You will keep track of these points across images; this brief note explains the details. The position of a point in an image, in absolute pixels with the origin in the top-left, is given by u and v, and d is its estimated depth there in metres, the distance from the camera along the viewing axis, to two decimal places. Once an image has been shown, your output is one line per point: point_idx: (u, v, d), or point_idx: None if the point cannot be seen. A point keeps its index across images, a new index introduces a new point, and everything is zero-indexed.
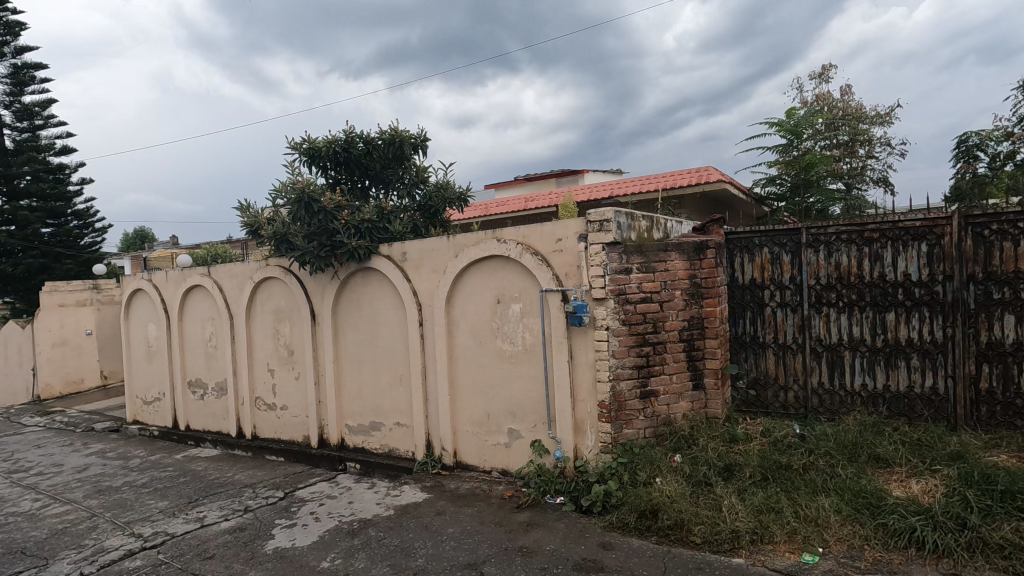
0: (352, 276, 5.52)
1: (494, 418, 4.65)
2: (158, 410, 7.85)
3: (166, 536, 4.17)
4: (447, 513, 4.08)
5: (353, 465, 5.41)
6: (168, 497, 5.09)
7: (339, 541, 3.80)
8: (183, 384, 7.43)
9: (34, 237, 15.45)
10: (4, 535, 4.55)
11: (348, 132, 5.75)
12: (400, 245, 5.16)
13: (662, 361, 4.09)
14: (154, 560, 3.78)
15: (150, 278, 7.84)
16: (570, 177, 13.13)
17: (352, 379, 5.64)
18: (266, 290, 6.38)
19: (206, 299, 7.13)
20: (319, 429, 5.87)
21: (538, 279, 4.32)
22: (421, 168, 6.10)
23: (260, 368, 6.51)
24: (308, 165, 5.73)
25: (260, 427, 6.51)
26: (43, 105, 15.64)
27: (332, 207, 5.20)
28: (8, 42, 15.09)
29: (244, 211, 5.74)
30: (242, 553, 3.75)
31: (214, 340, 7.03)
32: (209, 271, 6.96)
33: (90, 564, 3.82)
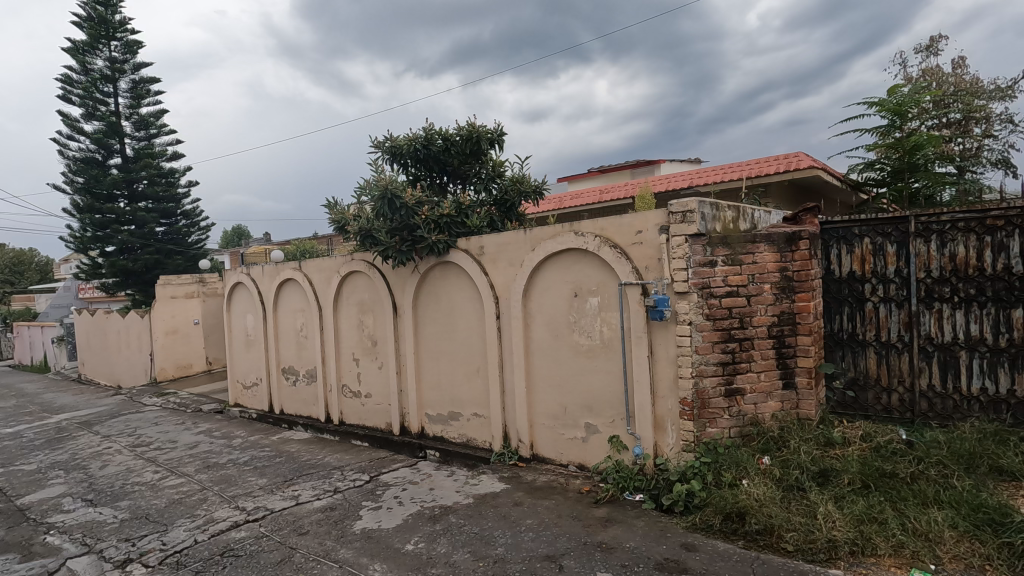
0: (432, 269, 5.68)
1: (571, 412, 4.63)
2: (255, 394, 8.49)
3: (266, 510, 4.50)
4: (525, 504, 4.11)
5: (432, 453, 5.59)
6: (266, 475, 5.49)
7: (422, 525, 3.94)
8: (277, 371, 7.97)
9: (150, 236, 17.17)
10: (131, 502, 5.10)
11: (427, 129, 5.89)
12: (478, 239, 5.24)
13: (749, 359, 3.90)
14: (256, 532, 4.10)
15: (249, 272, 8.46)
16: (645, 168, 12.81)
17: (431, 370, 5.81)
18: (351, 283, 6.70)
19: (297, 292, 7.59)
20: (400, 417, 6.11)
21: (616, 272, 4.23)
22: (497, 163, 6.16)
23: (346, 357, 6.86)
24: (390, 162, 5.94)
25: (346, 413, 6.87)
26: (156, 116, 17.25)
27: (413, 203, 5.34)
28: (128, 60, 16.77)
29: (332, 209, 6.07)
30: (334, 531, 3.98)
31: (304, 330, 7.48)
32: (300, 265, 7.41)
33: (202, 532, 4.20)
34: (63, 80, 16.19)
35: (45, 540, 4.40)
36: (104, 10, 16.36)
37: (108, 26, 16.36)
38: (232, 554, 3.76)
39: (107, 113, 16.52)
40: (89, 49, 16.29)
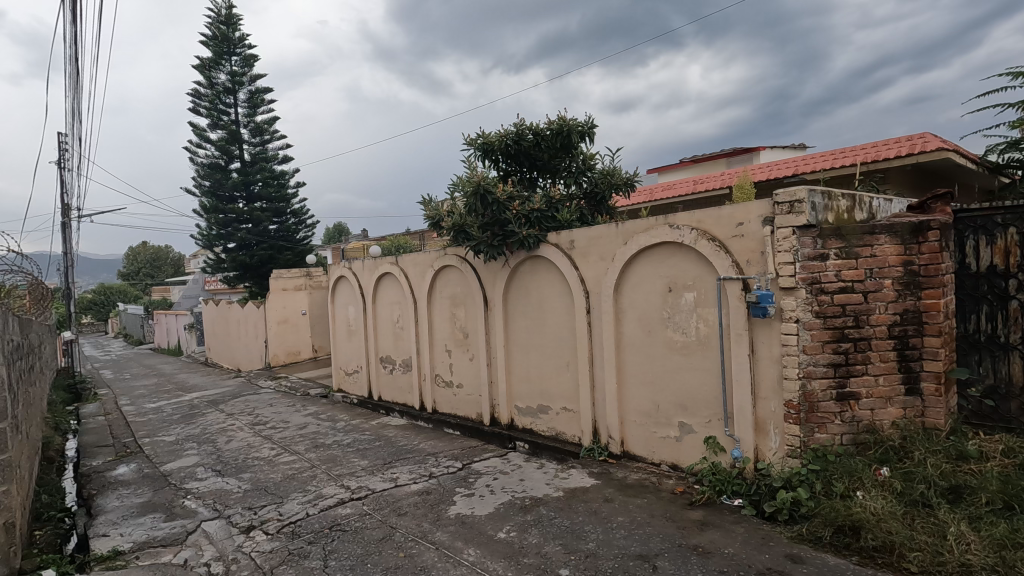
0: (522, 263, 5.74)
1: (664, 410, 4.51)
2: (356, 381, 9.05)
3: (368, 490, 4.80)
4: (616, 501, 4.06)
5: (522, 444, 5.67)
6: (368, 457, 5.84)
7: (514, 515, 4.01)
8: (376, 360, 8.45)
9: (264, 233, 18.79)
10: (252, 475, 5.64)
11: (518, 125, 5.96)
12: (568, 233, 5.23)
13: (865, 360, 3.59)
14: (360, 510, 4.38)
15: (351, 266, 9.01)
16: (743, 157, 12.11)
17: (521, 363, 5.89)
18: (444, 277, 6.93)
19: (394, 285, 7.99)
20: (491, 408, 6.25)
21: (714, 266, 4.05)
22: (587, 156, 6.10)
23: (439, 348, 7.12)
24: (482, 159, 6.06)
25: (439, 402, 7.14)
26: (270, 123, 18.79)
27: (505, 198, 5.41)
28: (246, 72, 18.40)
29: (427, 205, 6.31)
30: (430, 514, 4.17)
31: (401, 322, 7.86)
32: (397, 260, 7.77)
33: (313, 506, 4.56)
34: (193, 94, 18.06)
35: (184, 503, 4.98)
36: (226, 29, 18.05)
37: (230, 43, 18.05)
38: (339, 529, 4.05)
39: (228, 122, 18.24)
40: (214, 65, 18.03)
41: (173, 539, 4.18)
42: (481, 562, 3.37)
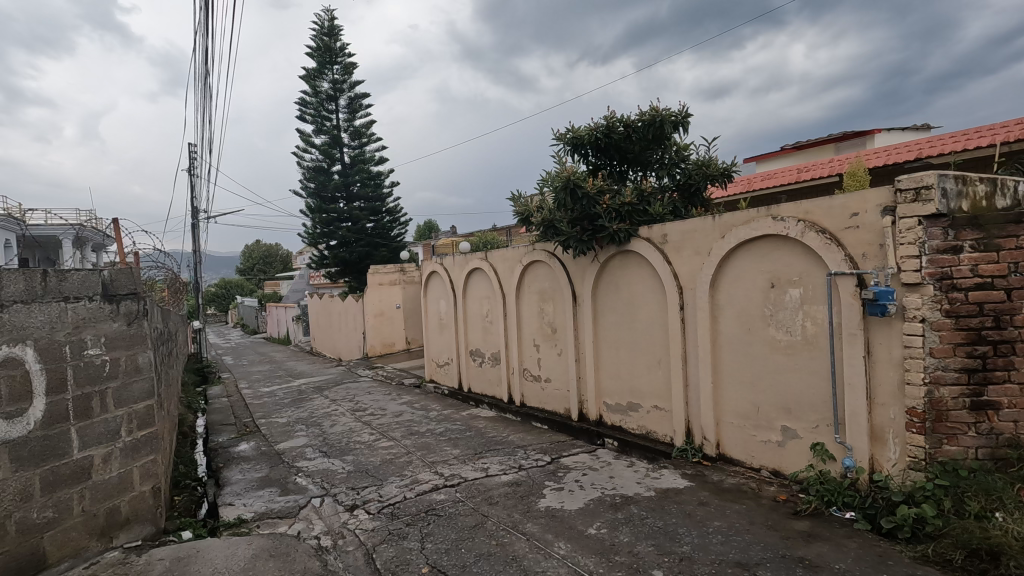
0: (612, 258, 5.66)
1: (765, 412, 4.27)
2: (447, 372, 9.38)
3: (461, 478, 4.97)
4: (712, 505, 3.91)
5: (611, 441, 5.61)
6: (459, 447, 6.04)
7: (604, 512, 3.99)
8: (466, 353, 8.70)
9: (362, 231, 19.93)
10: (355, 457, 6.02)
11: (609, 117, 5.86)
12: (661, 227, 5.08)
13: (1007, 366, 3.18)
14: (454, 497, 4.55)
15: (442, 262, 9.33)
16: (855, 141, 11.12)
17: (610, 359, 5.81)
18: (533, 272, 6.99)
19: (483, 280, 8.17)
20: (579, 404, 6.23)
21: (824, 261, 3.77)
22: (681, 146, 5.88)
23: (527, 343, 7.20)
24: (571, 153, 6.04)
25: (527, 396, 7.23)
26: (367, 126, 19.86)
27: (595, 192, 5.36)
28: (346, 80, 19.55)
29: (516, 201, 6.38)
30: (521, 505, 4.24)
31: (490, 316, 8.03)
32: (486, 255, 7.93)
33: (410, 490, 4.80)
34: (300, 103, 19.48)
35: (297, 480, 5.43)
36: (329, 40, 19.27)
37: (332, 53, 19.27)
38: (434, 514, 4.23)
39: (331, 128, 19.49)
40: (318, 75, 19.32)
41: (288, 512, 4.57)
42: (572, 556, 3.38)
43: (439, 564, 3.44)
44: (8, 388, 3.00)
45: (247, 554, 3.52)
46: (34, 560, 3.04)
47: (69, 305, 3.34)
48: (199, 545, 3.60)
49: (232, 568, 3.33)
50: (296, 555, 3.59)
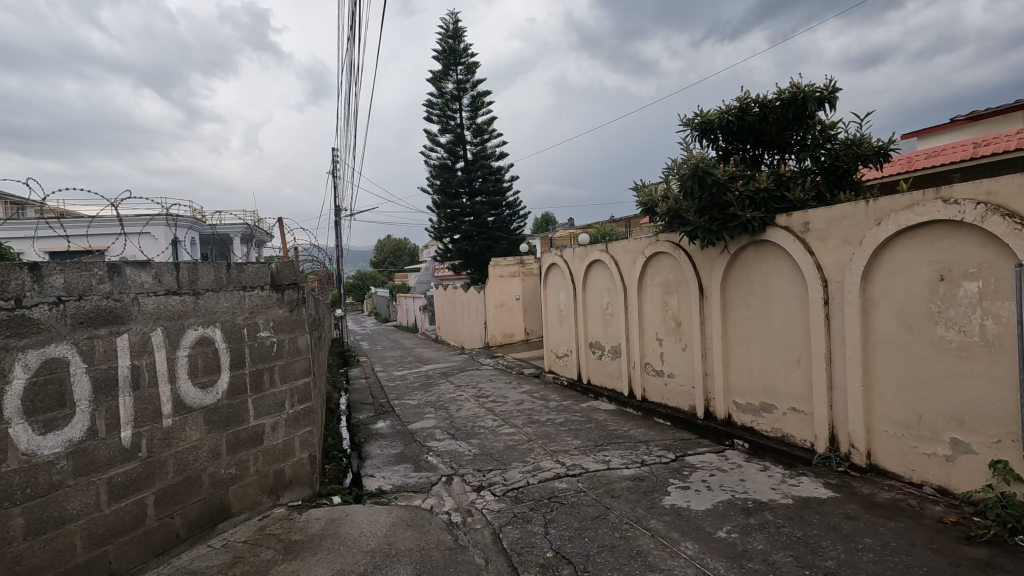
0: (744, 249, 5.32)
1: (929, 422, 3.78)
2: (567, 364, 9.44)
3: (582, 469, 5.01)
4: (861, 520, 3.55)
5: (741, 443, 5.30)
6: (580, 438, 6.08)
7: (734, 516, 3.79)
8: (586, 345, 8.69)
9: (483, 225, 20.66)
10: (480, 441, 6.32)
11: (742, 98, 5.50)
12: (802, 214, 4.67)
13: None
14: (576, 486, 4.60)
15: (562, 254, 9.37)
16: None
17: (741, 356, 5.48)
18: (657, 264, 6.77)
19: (604, 273, 8.09)
20: (706, 402, 5.96)
21: (1012, 250, 3.23)
22: (827, 125, 5.34)
23: (650, 337, 7.02)
24: (700, 139, 5.79)
25: (649, 391, 7.06)
26: (489, 123, 20.48)
27: (726, 179, 5.08)
28: (469, 79, 20.32)
29: (640, 190, 6.25)
30: (645, 501, 4.17)
31: (610, 308, 7.94)
32: (608, 247, 7.84)
33: (534, 476, 4.94)
34: (426, 104, 20.60)
35: (428, 459, 5.83)
36: (452, 42, 20.12)
37: (457, 54, 20.11)
38: (557, 501, 4.31)
39: (455, 126, 20.40)
40: (443, 77, 20.29)
41: (421, 487, 4.93)
42: (699, 557, 3.27)
43: (563, 551, 3.51)
44: (204, 361, 3.55)
45: (387, 522, 3.86)
46: (223, 509, 3.60)
47: (246, 293, 3.88)
48: (348, 510, 4.02)
49: (376, 533, 3.67)
50: (429, 527, 3.86)
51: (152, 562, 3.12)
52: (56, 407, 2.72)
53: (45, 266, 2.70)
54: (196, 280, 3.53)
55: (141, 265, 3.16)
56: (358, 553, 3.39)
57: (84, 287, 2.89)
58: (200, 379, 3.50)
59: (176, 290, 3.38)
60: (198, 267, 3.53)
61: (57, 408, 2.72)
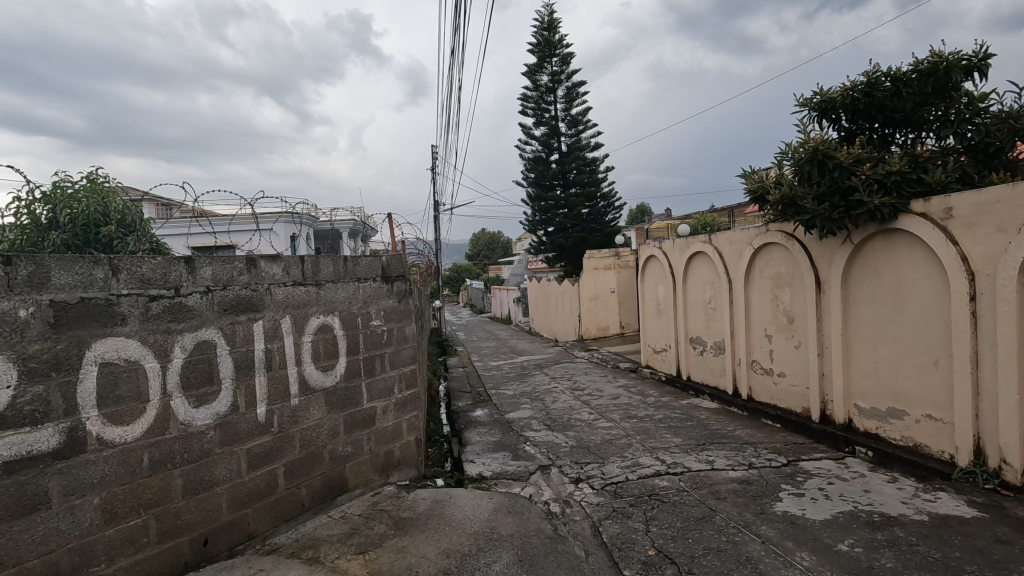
0: (870, 239, 4.85)
1: None
2: (665, 359, 9.16)
3: (684, 467, 4.85)
4: (1017, 546, 3.12)
5: (864, 451, 4.86)
6: (680, 435, 5.88)
7: (858, 529, 3.50)
8: (686, 340, 8.37)
9: (577, 217, 20.54)
10: (577, 433, 6.32)
11: (871, 72, 5.02)
12: (943, 199, 4.17)
13: None
14: (677, 485, 4.46)
15: (661, 246, 9.08)
16: None
17: (864, 357, 5.02)
18: (766, 256, 6.36)
19: (706, 265, 7.73)
20: (822, 404, 5.52)
21: None
22: (976, 96, 4.71)
23: (757, 333, 6.62)
24: (819, 120, 5.36)
25: (755, 390, 6.68)
26: (584, 114, 20.26)
27: (850, 162, 4.72)
28: (564, 70, 20.20)
29: (748, 177, 5.93)
30: (753, 506, 3.96)
31: (713, 302, 7.59)
32: (711, 238, 7.49)
33: (633, 472, 4.86)
34: (522, 98, 20.76)
35: (526, 448, 5.94)
36: (548, 34, 20.07)
37: (552, 46, 20.05)
38: (658, 499, 4.21)
39: (550, 118, 20.40)
40: (538, 69, 20.31)
41: (520, 476, 5.03)
42: (817, 570, 3.05)
43: (666, 549, 3.43)
44: (325, 347, 3.85)
45: (489, 507, 3.99)
46: (340, 483, 3.90)
47: (361, 284, 4.15)
48: (452, 493, 4.20)
49: (479, 517, 3.81)
50: (529, 515, 3.93)
51: (283, 527, 3.46)
52: (206, 383, 3.09)
53: (198, 260, 3.04)
54: (318, 272, 3.83)
55: (272, 259, 3.48)
56: (462, 534, 3.53)
57: (227, 279, 3.23)
58: (321, 362, 3.81)
59: (301, 282, 3.69)
60: (320, 260, 3.83)
61: (207, 384, 3.09)
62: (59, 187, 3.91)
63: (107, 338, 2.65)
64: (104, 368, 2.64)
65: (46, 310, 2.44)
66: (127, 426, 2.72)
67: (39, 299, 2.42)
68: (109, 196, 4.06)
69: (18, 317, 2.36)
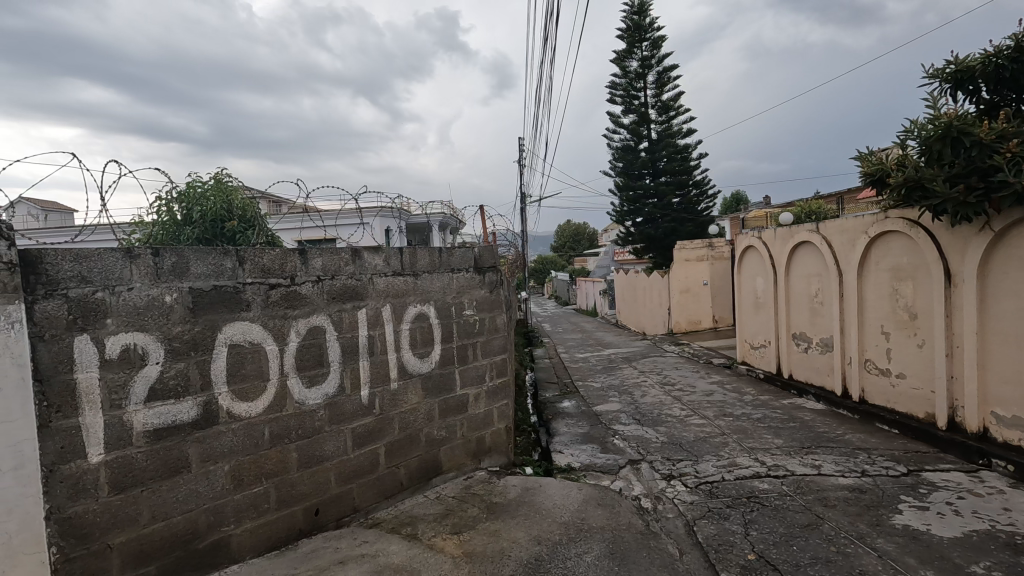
0: (1015, 226, 4.27)
1: None
2: (764, 355, 8.65)
3: (787, 471, 4.56)
4: None
5: (1002, 464, 4.32)
6: (782, 437, 5.53)
7: (996, 551, 3.12)
8: (788, 336, 7.85)
9: (667, 207, 19.86)
10: (668, 429, 6.14)
11: (1020, 34, 4.38)
12: None
13: None
14: (779, 489, 4.21)
15: (760, 236, 8.56)
16: None
17: (1004, 359, 4.45)
18: (884, 246, 5.80)
19: (812, 256, 7.18)
20: (950, 410, 4.97)
21: None
22: None
23: (872, 330, 6.06)
24: (953, 93, 4.80)
25: (868, 392, 6.14)
26: (675, 99, 19.48)
27: (992, 139, 4.16)
28: (655, 55, 19.52)
29: (865, 159, 5.45)
30: (868, 517, 3.65)
31: (820, 296, 7.04)
32: (818, 227, 6.94)
33: (729, 472, 4.65)
34: (610, 86, 20.32)
35: (615, 441, 5.86)
36: (638, 18, 19.43)
37: (642, 30, 19.43)
38: (758, 502, 4.00)
39: (639, 105, 19.81)
40: (628, 55, 19.74)
41: (609, 469, 4.98)
42: None
43: (768, 555, 3.26)
44: (421, 335, 4.01)
45: (579, 498, 3.99)
46: (435, 466, 4.06)
47: (454, 274, 4.28)
48: (541, 482, 4.25)
49: (569, 507, 3.82)
50: (620, 508, 3.89)
51: (384, 503, 3.67)
52: (317, 365, 3.33)
53: (310, 251, 3.28)
54: (416, 263, 3.99)
55: (374, 250, 3.67)
56: (553, 522, 3.56)
57: (335, 268, 3.46)
58: (418, 349, 3.98)
59: (400, 272, 3.87)
60: (416, 252, 3.99)
61: (317, 366, 3.33)
62: (192, 187, 4.35)
63: (234, 322, 2.93)
64: (233, 349, 2.92)
65: (186, 296, 2.74)
66: (252, 402, 2.99)
67: (181, 286, 2.72)
68: (233, 194, 4.46)
69: (165, 302, 2.66)
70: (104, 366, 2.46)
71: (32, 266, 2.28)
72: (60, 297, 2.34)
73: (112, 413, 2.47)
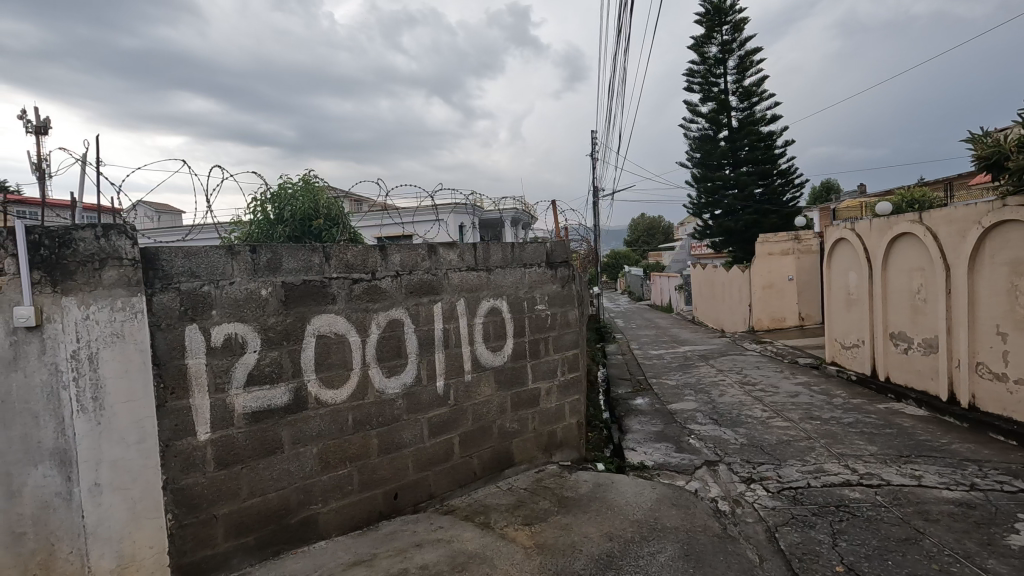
0: None
1: None
2: (857, 355, 8.06)
3: (882, 480, 4.24)
4: None
5: None
6: (876, 444, 5.14)
7: None
8: (885, 335, 7.26)
9: (749, 198, 18.92)
10: (748, 431, 5.88)
11: None
12: None
13: None
14: (873, 499, 3.93)
15: (854, 227, 7.95)
16: None
17: None
18: (1002, 237, 5.22)
19: (914, 248, 6.59)
20: None
21: None
22: None
23: (985, 330, 5.49)
24: None
25: (980, 398, 5.57)
26: (758, 85, 18.47)
27: None
28: (736, 39, 18.62)
29: (977, 142, 4.91)
30: (977, 535, 3.32)
31: (923, 292, 6.45)
32: (922, 217, 6.36)
33: (816, 478, 4.39)
34: (688, 74, 19.60)
35: (691, 441, 5.69)
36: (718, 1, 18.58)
37: (722, 14, 18.57)
38: (848, 511, 3.75)
39: (719, 92, 18.97)
40: (707, 41, 18.94)
41: (684, 468, 4.85)
42: None
43: (858, 568, 3.06)
44: (494, 329, 4.09)
45: (652, 497, 3.92)
46: (508, 458, 4.14)
47: (526, 269, 4.32)
48: (613, 478, 4.22)
49: (641, 505, 3.77)
50: (695, 510, 3.78)
51: (458, 491, 3.79)
52: (396, 357, 3.49)
53: (389, 248, 3.43)
54: (489, 258, 4.07)
55: (449, 246, 3.78)
56: (625, 519, 3.53)
57: (413, 264, 3.59)
58: (491, 343, 4.06)
59: (474, 267, 3.96)
60: (489, 247, 4.06)
61: (396, 357, 3.48)
62: (284, 188, 4.65)
63: (322, 314, 3.13)
64: (320, 339, 3.12)
65: (279, 290, 2.96)
66: (337, 390, 3.18)
67: (274, 280, 2.94)
68: (320, 193, 4.73)
69: (261, 295, 2.89)
70: (210, 353, 2.70)
71: (151, 262, 2.54)
72: (173, 290, 2.59)
73: (217, 396, 2.72)
